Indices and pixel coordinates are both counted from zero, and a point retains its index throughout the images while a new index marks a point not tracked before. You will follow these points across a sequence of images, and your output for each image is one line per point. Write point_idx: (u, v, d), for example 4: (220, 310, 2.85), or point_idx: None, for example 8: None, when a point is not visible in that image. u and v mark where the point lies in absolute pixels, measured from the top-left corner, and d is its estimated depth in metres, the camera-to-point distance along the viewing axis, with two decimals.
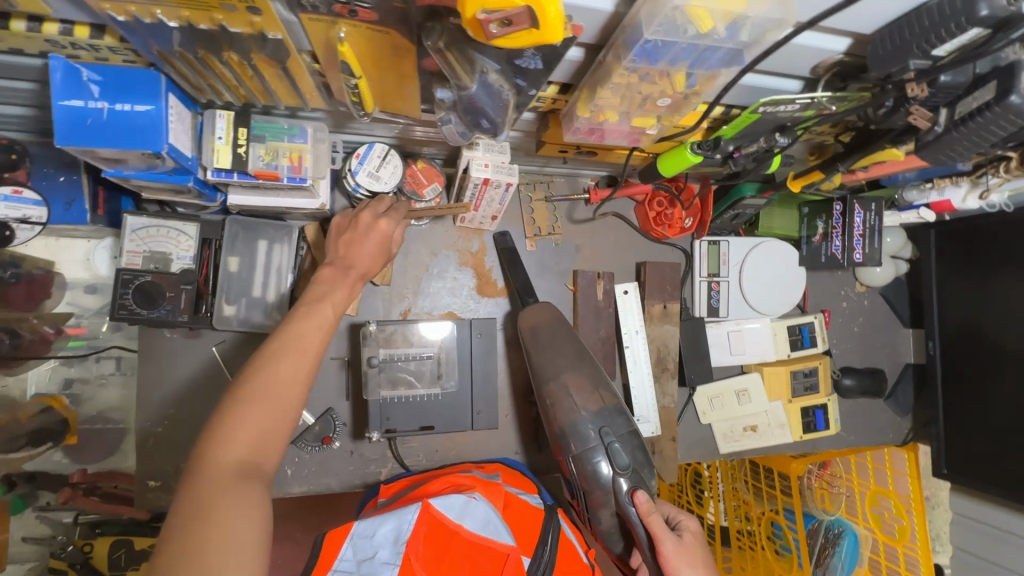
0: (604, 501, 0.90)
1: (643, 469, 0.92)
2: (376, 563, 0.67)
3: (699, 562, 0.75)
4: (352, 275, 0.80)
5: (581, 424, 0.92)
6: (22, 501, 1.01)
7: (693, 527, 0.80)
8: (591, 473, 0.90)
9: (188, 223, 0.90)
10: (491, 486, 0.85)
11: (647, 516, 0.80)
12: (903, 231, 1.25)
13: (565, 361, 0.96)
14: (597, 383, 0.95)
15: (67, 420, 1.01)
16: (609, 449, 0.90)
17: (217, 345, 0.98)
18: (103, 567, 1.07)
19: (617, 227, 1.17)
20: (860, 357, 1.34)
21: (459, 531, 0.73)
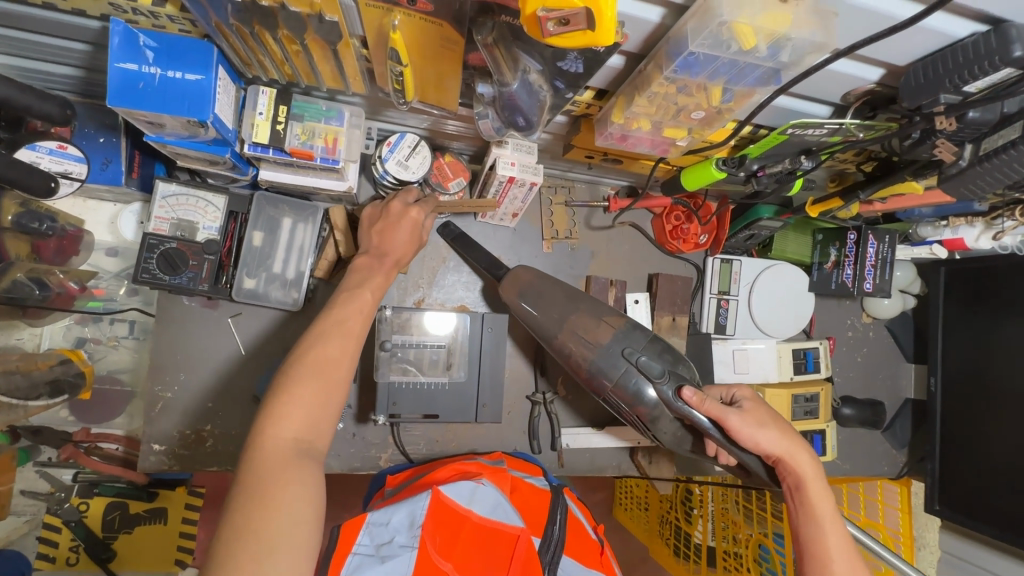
0: (658, 414, 0.87)
1: (679, 367, 0.89)
2: (395, 547, 0.72)
3: (765, 421, 0.76)
4: (389, 263, 0.83)
5: (607, 355, 0.89)
6: (26, 454, 1.04)
7: (748, 395, 0.81)
8: (635, 397, 0.87)
9: (217, 195, 0.91)
10: (497, 474, 0.91)
11: (703, 403, 0.79)
12: (914, 267, 1.27)
13: (559, 306, 0.95)
14: (601, 314, 0.94)
15: (84, 373, 1.01)
16: (639, 363, 0.87)
17: (234, 318, 0.98)
18: (95, 528, 1.08)
19: (634, 237, 1.19)
20: (862, 387, 1.35)
21: (470, 515, 0.79)
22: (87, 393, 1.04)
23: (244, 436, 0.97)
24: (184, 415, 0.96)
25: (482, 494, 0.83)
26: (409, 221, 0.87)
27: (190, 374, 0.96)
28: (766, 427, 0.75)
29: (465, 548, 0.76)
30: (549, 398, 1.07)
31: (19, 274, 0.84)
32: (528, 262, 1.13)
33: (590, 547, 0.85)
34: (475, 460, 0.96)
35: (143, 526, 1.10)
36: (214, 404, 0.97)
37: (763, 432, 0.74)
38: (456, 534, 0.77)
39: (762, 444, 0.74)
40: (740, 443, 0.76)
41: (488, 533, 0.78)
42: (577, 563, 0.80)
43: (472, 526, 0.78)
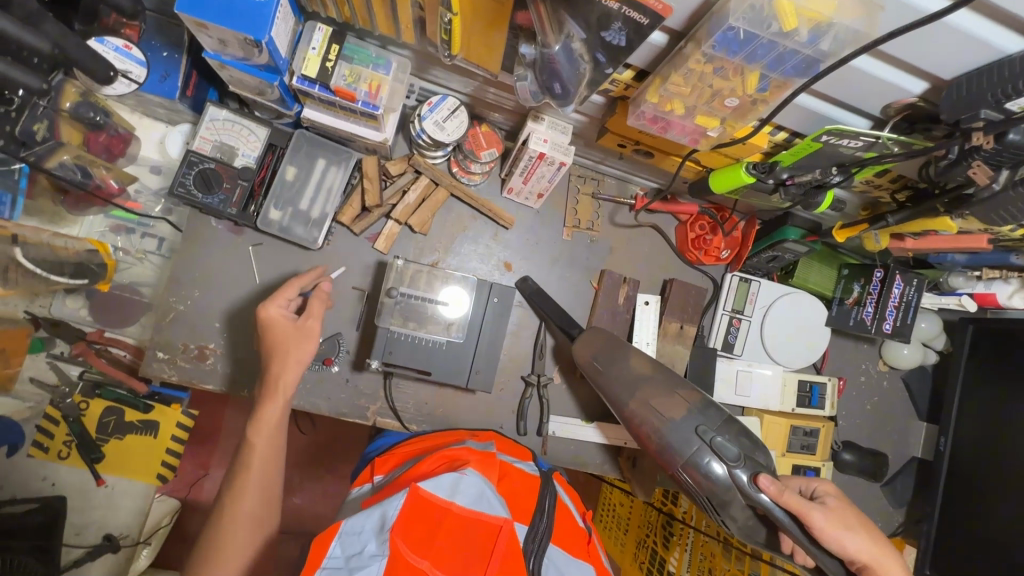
0: (729, 498, 0.81)
1: (756, 453, 0.84)
2: (365, 556, 0.62)
3: (852, 523, 0.75)
4: (270, 388, 0.81)
5: (677, 431, 0.86)
6: (40, 343, 1.09)
7: (830, 490, 0.80)
8: (702, 473, 0.83)
9: (260, 127, 0.96)
10: (485, 459, 0.83)
11: (781, 496, 0.77)
12: (940, 320, 1.24)
13: (636, 377, 0.93)
14: (675, 385, 0.91)
15: (107, 266, 1.05)
16: (714, 443, 0.83)
17: (255, 247, 1.01)
18: (90, 428, 1.12)
19: (655, 240, 1.18)
20: (867, 436, 1.30)
21: (449, 506, 0.69)
22: (105, 286, 1.10)
23: (243, 362, 0.99)
24: (190, 331, 0.99)
25: (466, 486, 0.72)
26: (276, 324, 0.83)
27: (204, 292, 0.99)
28: (851, 529, 0.75)
29: (445, 542, 0.66)
30: (543, 381, 1.07)
31: (65, 156, 0.92)
32: (546, 246, 1.13)
33: (575, 535, 0.81)
34: (463, 445, 0.86)
35: (134, 436, 1.13)
36: (221, 325, 0.99)
37: (849, 535, 0.74)
38: (432, 533, 0.66)
39: (847, 545, 0.74)
40: (822, 544, 0.75)
41: (467, 525, 0.68)
42: (563, 551, 0.75)
43: (451, 519, 0.68)
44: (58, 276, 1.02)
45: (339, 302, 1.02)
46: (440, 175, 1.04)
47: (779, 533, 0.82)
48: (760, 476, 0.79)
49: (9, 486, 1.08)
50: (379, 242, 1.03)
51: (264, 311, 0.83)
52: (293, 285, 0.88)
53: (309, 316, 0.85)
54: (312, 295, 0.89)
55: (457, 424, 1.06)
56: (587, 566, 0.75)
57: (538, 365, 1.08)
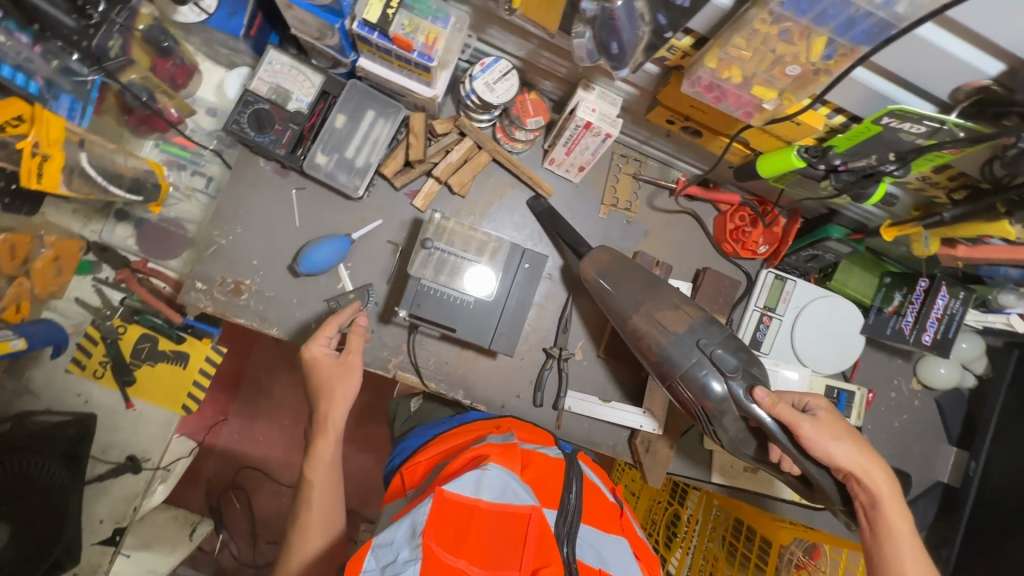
0: (724, 410, 0.87)
1: (753, 367, 0.89)
2: (399, 562, 0.58)
3: (840, 433, 0.82)
4: (324, 425, 0.89)
5: (677, 344, 0.90)
6: (88, 264, 1.15)
7: (821, 403, 0.86)
8: (702, 387, 0.88)
9: (316, 74, 0.99)
10: (509, 450, 0.75)
11: (775, 407, 0.82)
12: (984, 342, 1.19)
13: (639, 292, 0.96)
14: (680, 302, 0.95)
15: (160, 187, 1.06)
16: (713, 356, 0.87)
17: (298, 190, 1.03)
18: (125, 351, 1.15)
19: (692, 228, 1.16)
20: (892, 454, 1.25)
21: (478, 504, 0.64)
22: (156, 209, 1.10)
23: (275, 301, 1.02)
24: (228, 265, 1.01)
25: (492, 478, 0.67)
26: (321, 362, 0.90)
27: (245, 230, 1.02)
28: (839, 439, 0.81)
29: (477, 537, 0.63)
30: (564, 355, 1.07)
31: (135, 75, 0.95)
32: (581, 222, 1.13)
33: (607, 510, 0.80)
34: (484, 440, 0.79)
35: (164, 364, 1.17)
36: (258, 263, 1.02)
37: (836, 444, 0.81)
38: (464, 531, 0.63)
39: (835, 456, 0.81)
40: (810, 452, 0.82)
41: (496, 521, 0.64)
42: (594, 529, 0.73)
43: (479, 516, 0.64)
44: (118, 189, 0.97)
45: (373, 254, 1.04)
46: (485, 139, 1.05)
47: (770, 443, 0.88)
48: (755, 389, 0.84)
49: (46, 398, 1.13)
50: (417, 198, 1.04)
51: (307, 351, 0.90)
52: (332, 324, 0.93)
53: (350, 349, 0.92)
54: (352, 331, 0.94)
55: (475, 387, 1.07)
56: (622, 541, 0.74)
57: (562, 339, 1.08)
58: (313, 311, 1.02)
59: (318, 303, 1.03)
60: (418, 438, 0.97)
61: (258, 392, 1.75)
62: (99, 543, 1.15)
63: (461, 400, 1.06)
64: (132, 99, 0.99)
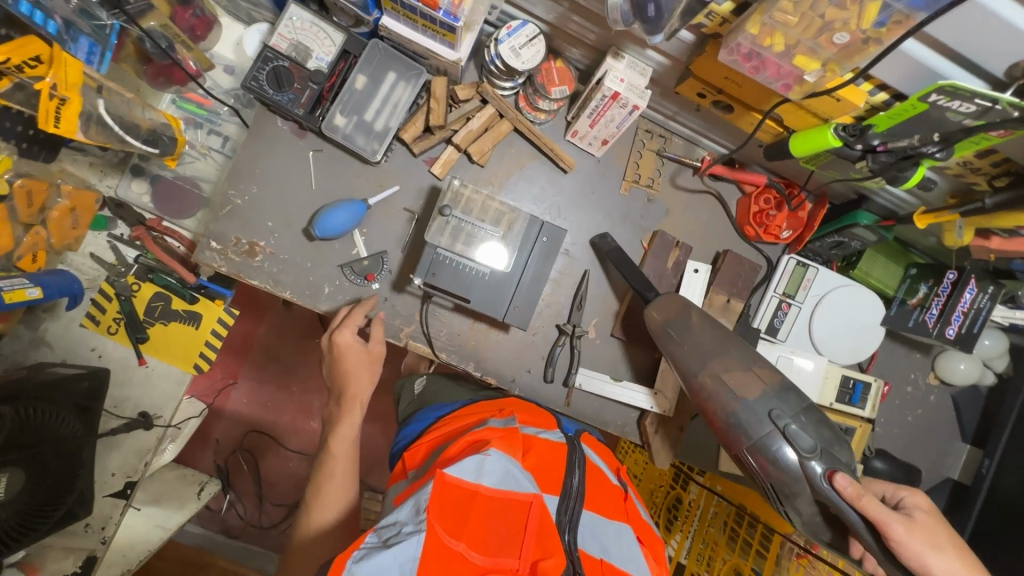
0: (798, 490, 0.86)
1: (833, 447, 0.88)
2: (402, 535, 0.57)
3: (941, 543, 0.74)
4: (349, 402, 0.96)
5: (750, 412, 0.91)
6: (103, 220, 1.13)
7: (920, 503, 0.79)
8: (775, 462, 0.88)
9: (337, 32, 0.96)
10: (510, 435, 0.74)
11: (859, 499, 0.77)
12: (1008, 340, 1.16)
13: (706, 346, 0.96)
14: (750, 363, 0.95)
15: (177, 141, 1.04)
16: (787, 432, 0.88)
17: (316, 152, 1.01)
18: (139, 309, 1.16)
19: (715, 209, 1.14)
20: (902, 448, 1.24)
21: (478, 489, 0.63)
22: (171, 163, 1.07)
23: (290, 264, 1.01)
24: (244, 226, 1.01)
25: (493, 463, 0.65)
26: (349, 349, 0.96)
27: (261, 190, 1.01)
28: (939, 548, 0.73)
29: (478, 524, 0.62)
30: (577, 332, 1.06)
31: (154, 23, 0.92)
32: (601, 197, 1.10)
33: (611, 494, 0.78)
34: (485, 424, 0.78)
35: (178, 323, 1.18)
36: (273, 225, 1.01)
37: (935, 554, 0.73)
38: (464, 515, 0.62)
39: (932, 568, 0.72)
40: (901, 559, 0.75)
41: (495, 506, 0.63)
42: (598, 516, 0.72)
43: (479, 502, 0.63)
44: (134, 140, 0.95)
45: (389, 221, 1.03)
46: (507, 108, 1.02)
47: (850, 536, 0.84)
48: (836, 474, 0.81)
49: (61, 350, 1.14)
50: (435, 166, 1.02)
51: (338, 336, 0.95)
52: (360, 311, 0.97)
53: (375, 339, 0.98)
54: (376, 323, 0.99)
55: (486, 359, 1.06)
56: (625, 528, 0.73)
57: (576, 315, 1.07)
58: (327, 275, 1.02)
59: (333, 267, 1.02)
60: (420, 422, 0.97)
61: (267, 356, 1.77)
62: (111, 495, 1.17)
63: (471, 372, 1.06)
64: (152, 46, 0.97)
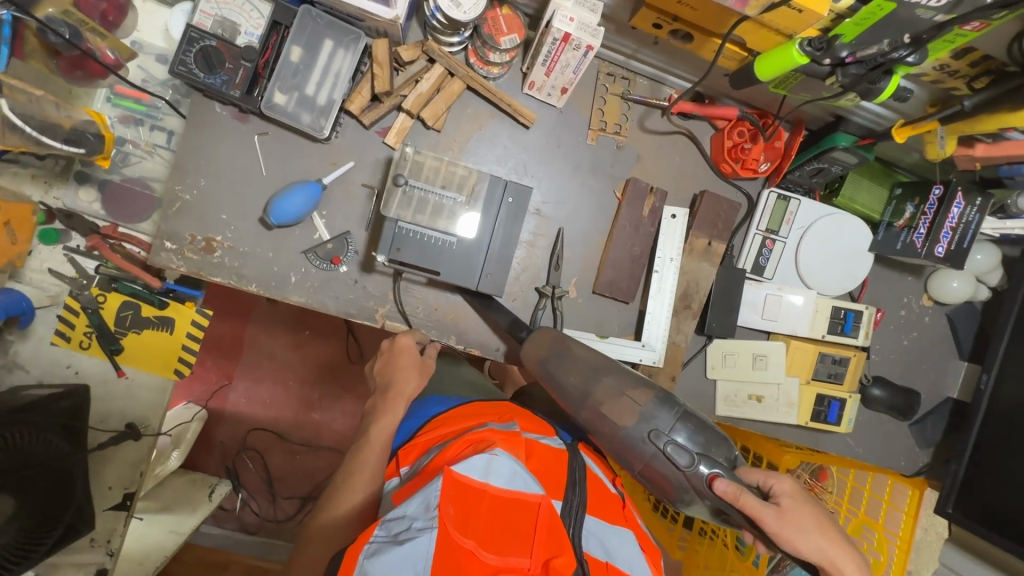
0: (688, 498, 0.81)
1: (713, 451, 0.82)
2: (412, 530, 0.56)
3: (810, 527, 0.69)
4: (393, 398, 0.90)
5: (632, 436, 0.85)
6: (55, 233, 1.08)
7: (788, 489, 0.72)
8: (663, 479, 0.83)
9: (264, 3, 0.90)
10: (511, 437, 0.73)
11: (737, 499, 0.71)
12: (999, 252, 1.13)
13: (579, 377, 0.91)
14: (626, 387, 0.88)
15: (103, 137, 1.00)
16: (666, 451, 0.81)
17: (261, 135, 0.96)
18: (109, 320, 1.12)
19: (688, 150, 1.09)
20: (900, 373, 1.22)
21: (487, 488, 0.62)
22: (104, 161, 1.04)
23: (251, 256, 0.97)
24: (199, 222, 0.96)
25: (501, 462, 0.65)
26: (406, 352, 0.95)
27: (210, 181, 0.96)
28: (808, 532, 0.68)
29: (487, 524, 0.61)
30: (558, 293, 1.03)
31: (50, 9, 0.92)
32: (567, 150, 1.05)
33: (611, 502, 0.78)
34: (486, 425, 0.77)
35: (150, 330, 1.14)
36: (228, 217, 0.96)
37: (805, 538, 0.68)
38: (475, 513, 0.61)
39: (802, 552, 0.68)
40: (779, 548, 0.69)
41: (504, 504, 0.62)
42: (600, 521, 0.71)
43: (489, 501, 0.62)
44: (52, 141, 0.91)
45: (348, 200, 0.98)
46: (457, 65, 0.96)
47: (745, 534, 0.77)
48: (715, 478, 0.75)
49: (36, 372, 1.11)
50: (389, 135, 0.97)
51: (401, 338, 0.96)
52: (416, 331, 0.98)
53: (431, 351, 0.97)
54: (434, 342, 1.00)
55: (467, 332, 1.03)
56: (626, 532, 0.73)
57: (554, 276, 1.03)
58: (292, 263, 0.98)
59: (296, 254, 0.98)
60: (414, 418, 0.92)
61: (258, 355, 1.74)
62: (111, 508, 1.16)
63: (454, 346, 1.03)
64: (53, 38, 0.94)
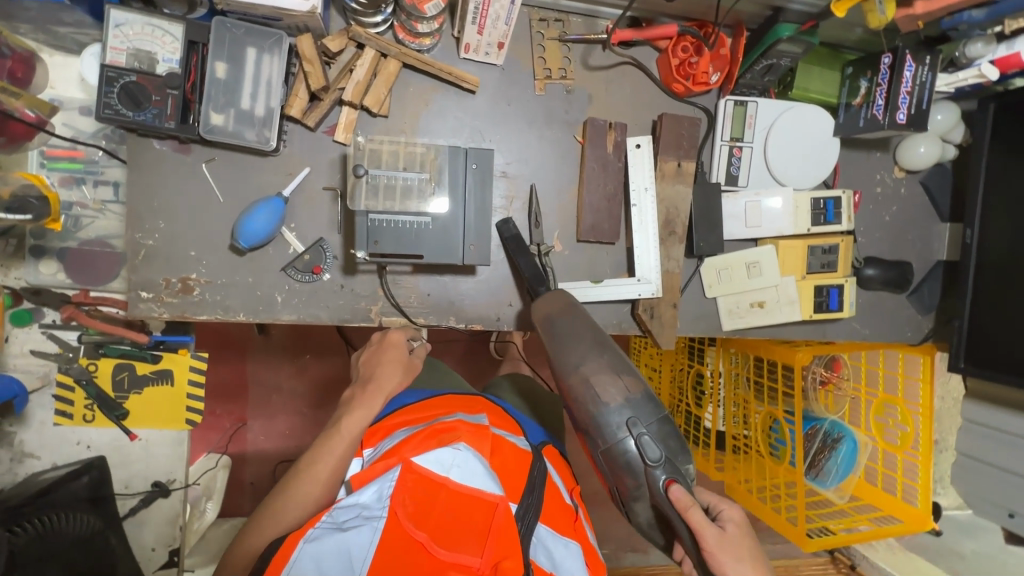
0: (638, 494, 0.89)
1: (676, 459, 0.91)
2: (358, 519, 0.68)
3: (742, 554, 0.78)
4: (372, 391, 0.89)
5: (607, 420, 0.90)
6: (25, 314, 1.06)
7: (734, 518, 0.82)
8: (622, 464, 0.89)
9: (174, 24, 0.86)
10: (480, 430, 0.78)
11: (687, 509, 0.80)
12: (957, 108, 1.15)
13: (583, 349, 0.92)
14: (620, 372, 0.93)
15: (48, 198, 0.97)
16: (638, 440, 0.88)
17: (208, 162, 0.93)
18: (106, 387, 1.10)
19: (637, 78, 1.07)
20: (889, 248, 1.24)
21: (446, 483, 0.71)
22: (57, 223, 1.01)
23: (231, 286, 0.95)
24: (170, 264, 0.94)
25: (463, 460, 0.72)
26: (392, 347, 0.95)
27: (170, 223, 0.93)
28: (738, 559, 0.77)
29: (440, 520, 0.69)
30: (544, 250, 1.02)
31: None
32: (518, 106, 1.03)
33: (564, 512, 0.78)
34: (455, 416, 0.81)
35: (152, 387, 1.12)
36: (198, 253, 0.94)
37: (736, 564, 0.77)
38: (429, 506, 0.70)
39: None
40: (708, 563, 0.79)
41: (464, 501, 0.70)
42: (551, 531, 0.73)
43: (446, 493, 0.71)
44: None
45: (313, 206, 0.96)
46: (388, 44, 0.93)
47: (673, 538, 0.89)
48: (673, 485, 0.84)
49: (48, 456, 1.09)
50: (338, 132, 0.95)
51: (389, 334, 0.96)
52: (403, 331, 0.98)
53: (416, 353, 0.98)
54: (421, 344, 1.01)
55: (464, 309, 1.03)
56: (575, 545, 0.74)
57: (537, 234, 1.03)
58: (273, 283, 0.96)
59: (275, 274, 0.96)
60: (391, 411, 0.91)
61: (265, 391, 1.72)
62: (161, 567, 1.16)
63: (455, 326, 1.03)
64: None
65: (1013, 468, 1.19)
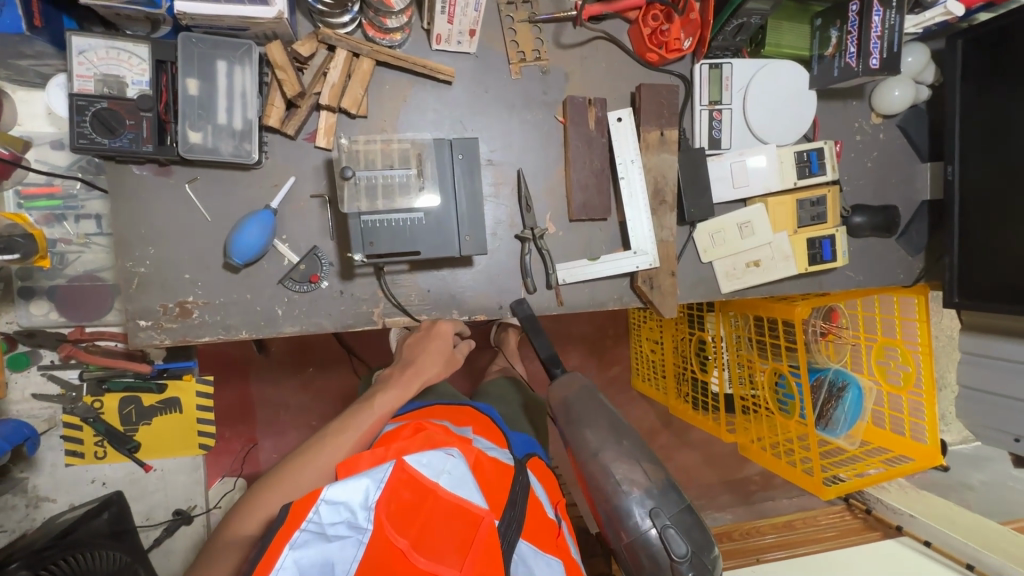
0: None
1: (704, 550, 0.82)
2: (342, 527, 0.63)
3: None
4: (410, 375, 0.94)
5: (625, 508, 0.82)
6: (24, 357, 1.05)
7: None
8: (645, 559, 0.80)
9: (139, 44, 0.84)
10: (465, 441, 0.79)
11: None
12: (927, 48, 1.16)
13: (598, 431, 0.88)
14: (640, 457, 0.86)
15: (34, 235, 0.94)
16: (663, 534, 0.80)
17: (190, 182, 0.92)
18: (114, 422, 1.08)
19: (610, 52, 1.07)
20: (874, 194, 1.26)
21: (436, 489, 0.68)
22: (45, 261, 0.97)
23: (231, 304, 0.94)
24: (165, 289, 0.93)
25: (454, 466, 0.71)
26: (441, 337, 0.97)
27: (160, 247, 0.92)
28: None
29: (425, 531, 0.66)
30: (538, 233, 1.03)
31: None
32: (496, 93, 1.03)
33: (547, 527, 0.78)
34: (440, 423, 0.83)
35: (160, 417, 1.10)
36: (192, 275, 0.93)
37: None
38: (414, 516, 0.67)
39: None
40: None
41: (452, 508, 0.68)
42: (533, 547, 0.72)
43: (433, 501, 0.68)
44: None
45: (303, 215, 0.95)
46: (359, 43, 0.92)
47: None
48: None
49: (64, 497, 1.08)
50: (319, 138, 0.94)
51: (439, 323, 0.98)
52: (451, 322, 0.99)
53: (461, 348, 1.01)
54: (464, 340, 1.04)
55: (465, 301, 1.03)
56: (556, 562, 0.73)
57: (529, 219, 1.03)
58: (272, 296, 0.95)
59: (273, 287, 0.95)
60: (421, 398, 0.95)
61: (272, 409, 1.71)
62: None
63: (459, 319, 1.03)
64: None
65: (1016, 394, 1.21)
